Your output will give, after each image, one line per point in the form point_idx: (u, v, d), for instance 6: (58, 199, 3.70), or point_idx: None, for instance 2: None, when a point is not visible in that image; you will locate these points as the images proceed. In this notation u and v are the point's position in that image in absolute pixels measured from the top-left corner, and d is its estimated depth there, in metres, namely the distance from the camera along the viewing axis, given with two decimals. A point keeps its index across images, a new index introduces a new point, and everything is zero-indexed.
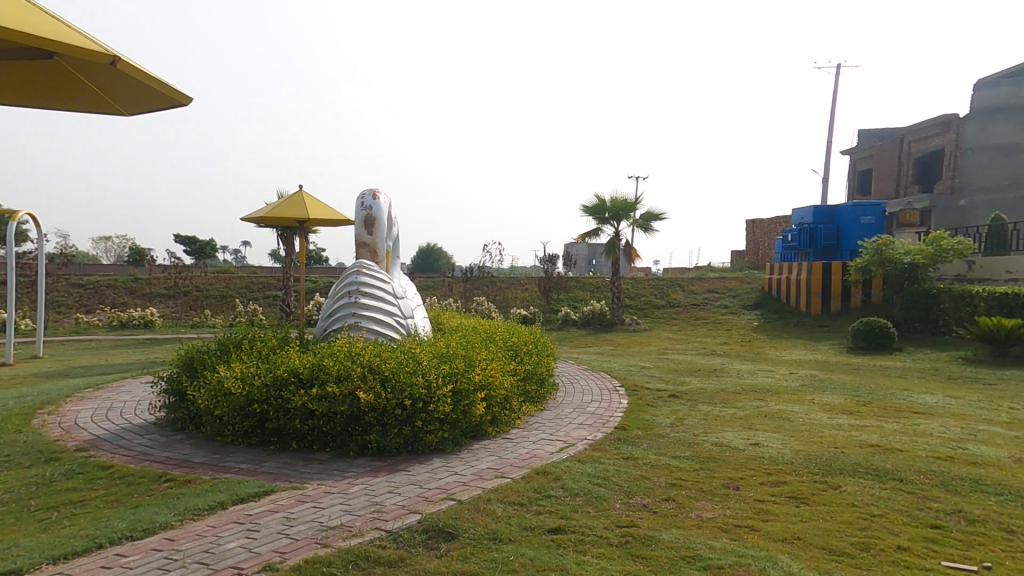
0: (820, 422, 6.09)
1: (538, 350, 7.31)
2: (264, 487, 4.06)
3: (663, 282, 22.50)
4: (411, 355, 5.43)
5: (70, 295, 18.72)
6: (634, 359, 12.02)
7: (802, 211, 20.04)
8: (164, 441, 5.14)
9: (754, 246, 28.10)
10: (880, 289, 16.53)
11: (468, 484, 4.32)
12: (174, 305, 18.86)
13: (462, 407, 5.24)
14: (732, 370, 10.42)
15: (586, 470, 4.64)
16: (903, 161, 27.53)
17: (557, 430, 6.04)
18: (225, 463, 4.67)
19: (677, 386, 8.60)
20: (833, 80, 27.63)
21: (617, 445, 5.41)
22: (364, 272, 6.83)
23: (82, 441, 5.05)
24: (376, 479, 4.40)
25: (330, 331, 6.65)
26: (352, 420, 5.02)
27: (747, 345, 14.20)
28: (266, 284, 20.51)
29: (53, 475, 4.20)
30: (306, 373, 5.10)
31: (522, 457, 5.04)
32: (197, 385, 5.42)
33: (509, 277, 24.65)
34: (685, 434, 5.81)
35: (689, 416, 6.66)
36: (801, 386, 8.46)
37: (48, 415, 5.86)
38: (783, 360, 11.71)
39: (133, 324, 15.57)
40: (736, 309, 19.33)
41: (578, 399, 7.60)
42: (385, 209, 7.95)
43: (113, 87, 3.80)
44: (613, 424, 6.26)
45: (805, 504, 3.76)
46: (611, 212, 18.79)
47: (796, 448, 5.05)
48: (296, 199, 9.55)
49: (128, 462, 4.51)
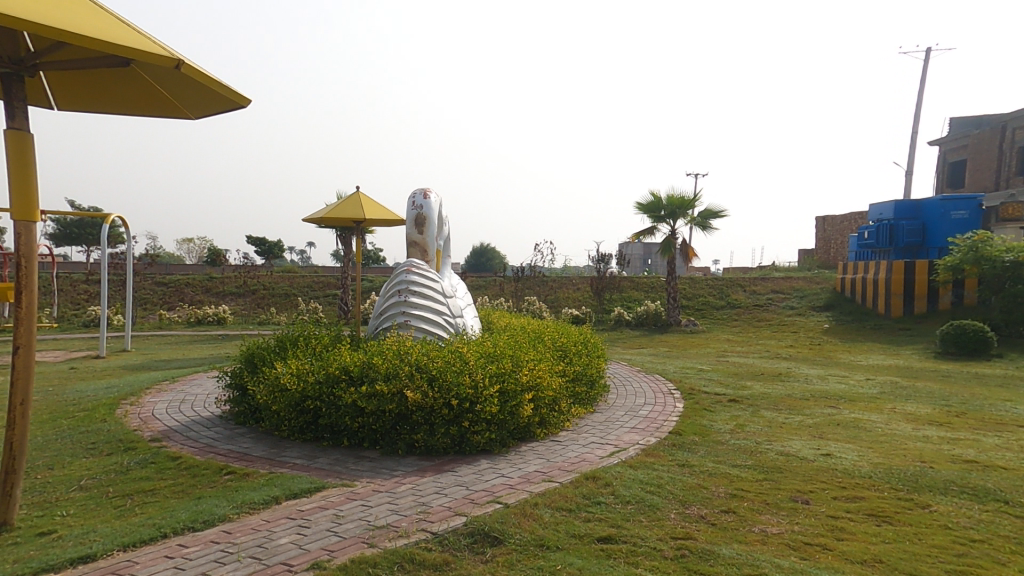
0: (903, 433, 5.52)
1: (588, 351, 7.12)
2: (316, 483, 4.15)
3: (723, 281, 21.47)
4: (459, 354, 5.42)
5: (155, 292, 20.36)
6: (691, 361, 11.52)
7: (881, 206, 18.51)
8: (227, 434, 5.40)
9: (824, 244, 26.31)
10: (974, 290, 15.10)
11: (514, 487, 4.23)
12: (244, 303, 20.10)
13: (509, 408, 5.17)
14: (799, 374, 9.73)
15: (638, 476, 4.43)
16: (1004, 150, 24.88)
17: (608, 433, 5.84)
18: (282, 458, 4.84)
19: (738, 390, 8.11)
20: (921, 65, 25.48)
21: (672, 452, 5.13)
22: (414, 271, 6.91)
23: (157, 431, 5.40)
24: (424, 479, 4.41)
25: (380, 330, 6.78)
26: (400, 419, 5.07)
27: (816, 348, 13.23)
28: (327, 284, 21.44)
29: (129, 463, 4.51)
30: (356, 371, 5.20)
31: (571, 461, 4.88)
32: (257, 380, 5.67)
33: (560, 277, 24.47)
34: (747, 442, 5.42)
35: (751, 422, 6.24)
36: (880, 394, 7.74)
37: (129, 405, 6.33)
38: (858, 365, 10.81)
39: (208, 321, 16.73)
40: (803, 310, 18.12)
41: (630, 402, 7.33)
42: (435, 208, 8.03)
43: (182, 93, 4.06)
44: (668, 429, 5.97)
45: (888, 523, 3.37)
46: (667, 209, 18.17)
47: (875, 461, 4.58)
48: (353, 200, 9.85)
49: (195, 454, 4.76)
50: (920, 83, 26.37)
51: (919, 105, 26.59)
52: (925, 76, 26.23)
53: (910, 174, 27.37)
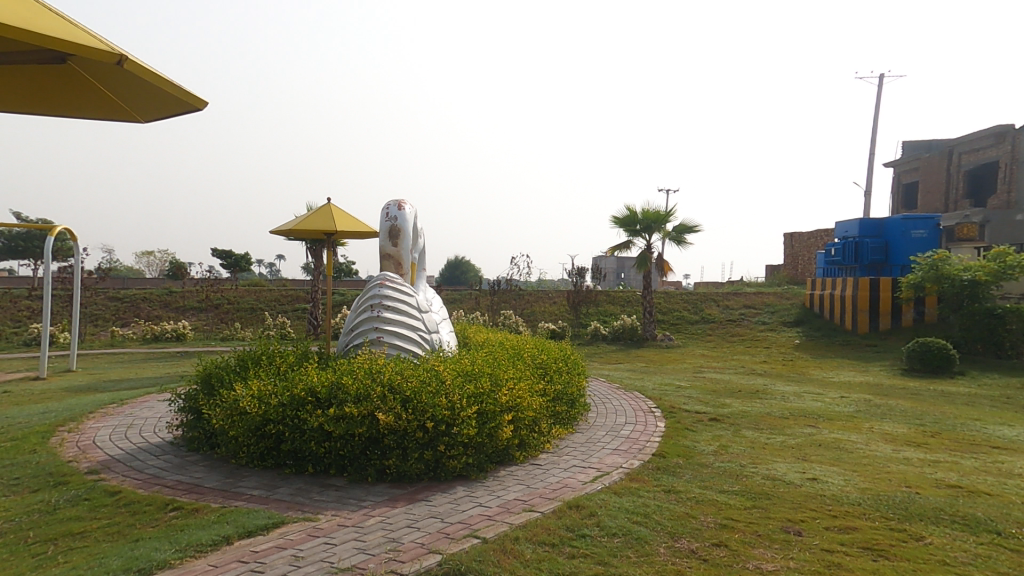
0: (884, 455, 5.48)
1: (568, 368, 6.90)
2: (274, 519, 3.78)
3: (696, 297, 21.70)
4: (434, 373, 5.13)
5: (108, 308, 19.27)
6: (669, 377, 11.45)
7: (847, 224, 19.00)
8: (177, 463, 4.95)
9: (792, 260, 26.97)
10: (934, 307, 15.60)
11: (492, 519, 3.95)
12: (206, 318, 19.21)
13: (488, 430, 4.89)
14: (775, 391, 9.73)
15: (623, 504, 4.21)
16: (952, 174, 26.14)
17: (590, 456, 5.61)
18: (237, 489, 4.43)
19: (717, 408, 8.03)
20: (877, 91, 26.67)
21: (656, 476, 4.95)
22: (387, 285, 6.60)
23: (96, 462, 4.91)
24: (395, 511, 4.08)
25: (351, 346, 6.42)
26: (371, 443, 4.73)
27: (788, 365, 13.37)
28: (295, 297, 20.73)
29: (58, 501, 4.03)
30: (323, 392, 4.85)
31: (552, 487, 4.63)
32: (213, 403, 5.23)
33: (536, 291, 24.35)
34: (731, 464, 5.28)
35: (734, 443, 6.12)
36: (855, 412, 7.76)
37: (67, 433, 5.78)
38: (831, 382, 10.92)
39: (166, 337, 15.88)
40: (775, 326, 18.42)
41: (611, 421, 7.14)
42: (410, 220, 7.75)
43: (126, 93, 3.72)
44: (650, 451, 5.79)
45: (884, 558, 3.23)
46: (642, 224, 18.29)
47: (861, 486, 4.48)
48: (324, 211, 9.48)
49: (137, 487, 4.31)
50: (876, 109, 27.56)
51: (874, 130, 27.79)
52: (880, 102, 27.48)
53: (868, 195, 28.48)
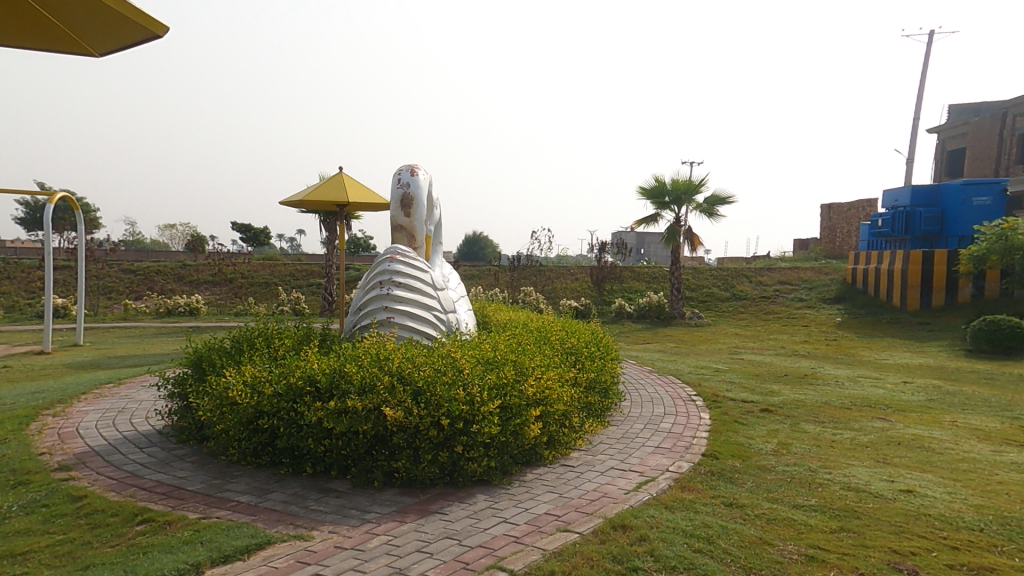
0: (984, 458, 4.59)
1: (601, 353, 6.13)
2: (258, 538, 3.14)
3: (727, 272, 20.55)
4: (452, 361, 4.42)
5: (121, 280, 19.11)
6: (703, 360, 10.61)
7: (897, 192, 17.53)
8: (161, 459, 4.36)
9: (830, 233, 25.41)
10: (996, 282, 14.31)
11: (519, 542, 3.24)
12: (220, 293, 18.93)
13: (513, 428, 4.17)
14: (825, 376, 8.84)
15: (677, 524, 3.46)
16: (1005, 137, 23.99)
17: (629, 456, 4.87)
18: (223, 494, 3.81)
19: (766, 396, 7.17)
20: (926, 48, 24.54)
21: (712, 484, 4.18)
22: (398, 259, 5.86)
23: (71, 455, 4.35)
24: (403, 528, 3.40)
25: (359, 328, 5.72)
26: (377, 441, 4.04)
27: (833, 346, 12.37)
28: (310, 272, 20.27)
29: (11, 508, 3.46)
30: (324, 382, 4.18)
31: (590, 497, 3.91)
32: (200, 391, 4.61)
33: (557, 266, 23.48)
34: (799, 469, 4.48)
35: (795, 441, 5.29)
36: (928, 401, 6.81)
37: (51, 418, 5.29)
38: (884, 364, 9.95)
39: (179, 311, 15.60)
40: (813, 303, 17.26)
41: (647, 412, 6.39)
42: (424, 186, 6.95)
43: (58, 16, 3.06)
44: (699, 450, 5.01)
45: None
46: (672, 195, 17.15)
47: (976, 502, 3.64)
48: (335, 181, 8.73)
49: (108, 491, 3.72)
50: (923, 67, 25.31)
51: (922, 91, 25.65)
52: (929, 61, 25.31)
53: (911, 162, 26.49)
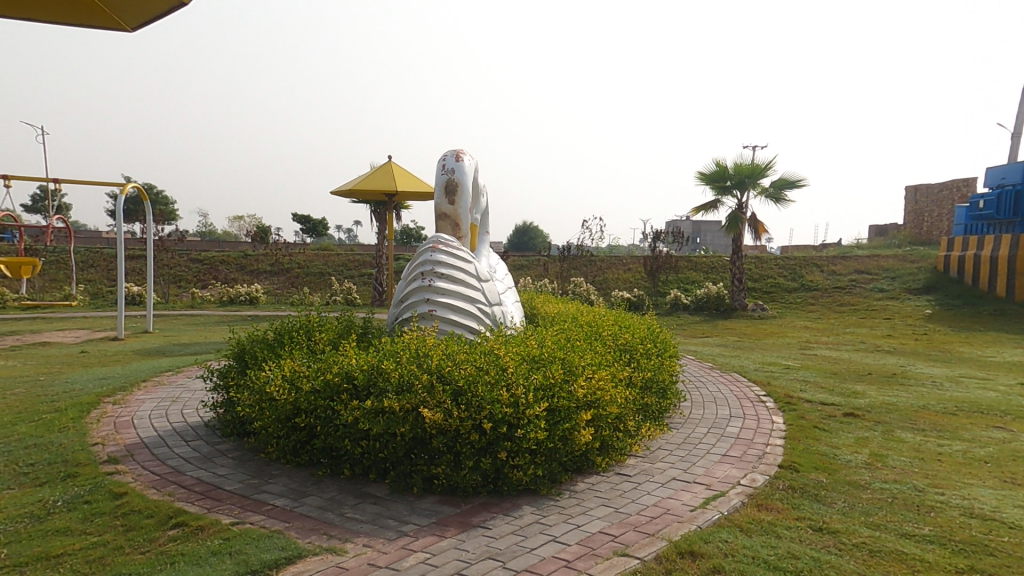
0: None
1: (658, 350, 5.58)
2: (288, 550, 2.92)
3: (795, 260, 19.04)
4: (495, 359, 4.07)
5: (190, 270, 20.22)
6: (771, 355, 9.74)
7: (1005, 167, 15.43)
8: (204, 454, 4.30)
9: (916, 217, 23.03)
10: None
11: (571, 567, 2.84)
12: (278, 283, 19.65)
13: (562, 432, 3.76)
14: (919, 374, 7.80)
15: (757, 552, 2.94)
16: None
17: (692, 465, 4.34)
18: (259, 496, 3.66)
19: (849, 398, 6.35)
20: None
21: (794, 502, 3.60)
22: (440, 248, 5.55)
23: (121, 447, 4.38)
24: (442, 544, 3.09)
25: (400, 321, 5.48)
26: (416, 444, 3.76)
27: (922, 340, 11.08)
28: (362, 263, 20.67)
29: (55, 503, 3.45)
30: (361, 379, 3.95)
31: (650, 515, 3.45)
32: (241, 386, 4.51)
33: (609, 256, 22.69)
34: (901, 486, 3.80)
35: (892, 451, 4.56)
36: None
37: (111, 406, 5.42)
38: (989, 363, 8.70)
39: (240, 300, 16.28)
40: (896, 293, 15.63)
41: (711, 414, 5.80)
42: (469, 172, 6.61)
43: None
44: (775, 460, 4.40)
45: None
46: (733, 180, 16.01)
47: None
48: (383, 171, 8.59)
49: (148, 489, 3.65)
50: None
51: None
52: None
53: (1017, 136, 23.44)
